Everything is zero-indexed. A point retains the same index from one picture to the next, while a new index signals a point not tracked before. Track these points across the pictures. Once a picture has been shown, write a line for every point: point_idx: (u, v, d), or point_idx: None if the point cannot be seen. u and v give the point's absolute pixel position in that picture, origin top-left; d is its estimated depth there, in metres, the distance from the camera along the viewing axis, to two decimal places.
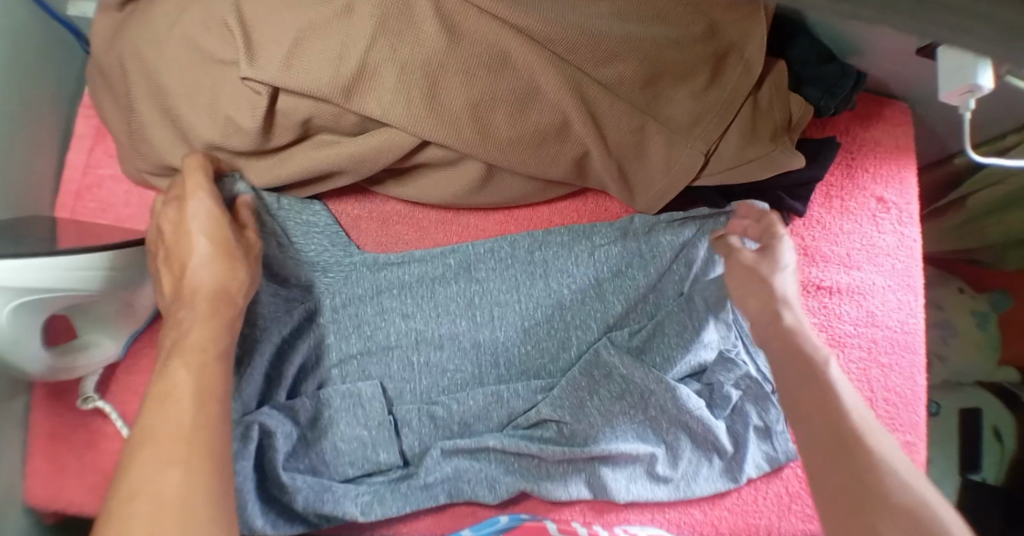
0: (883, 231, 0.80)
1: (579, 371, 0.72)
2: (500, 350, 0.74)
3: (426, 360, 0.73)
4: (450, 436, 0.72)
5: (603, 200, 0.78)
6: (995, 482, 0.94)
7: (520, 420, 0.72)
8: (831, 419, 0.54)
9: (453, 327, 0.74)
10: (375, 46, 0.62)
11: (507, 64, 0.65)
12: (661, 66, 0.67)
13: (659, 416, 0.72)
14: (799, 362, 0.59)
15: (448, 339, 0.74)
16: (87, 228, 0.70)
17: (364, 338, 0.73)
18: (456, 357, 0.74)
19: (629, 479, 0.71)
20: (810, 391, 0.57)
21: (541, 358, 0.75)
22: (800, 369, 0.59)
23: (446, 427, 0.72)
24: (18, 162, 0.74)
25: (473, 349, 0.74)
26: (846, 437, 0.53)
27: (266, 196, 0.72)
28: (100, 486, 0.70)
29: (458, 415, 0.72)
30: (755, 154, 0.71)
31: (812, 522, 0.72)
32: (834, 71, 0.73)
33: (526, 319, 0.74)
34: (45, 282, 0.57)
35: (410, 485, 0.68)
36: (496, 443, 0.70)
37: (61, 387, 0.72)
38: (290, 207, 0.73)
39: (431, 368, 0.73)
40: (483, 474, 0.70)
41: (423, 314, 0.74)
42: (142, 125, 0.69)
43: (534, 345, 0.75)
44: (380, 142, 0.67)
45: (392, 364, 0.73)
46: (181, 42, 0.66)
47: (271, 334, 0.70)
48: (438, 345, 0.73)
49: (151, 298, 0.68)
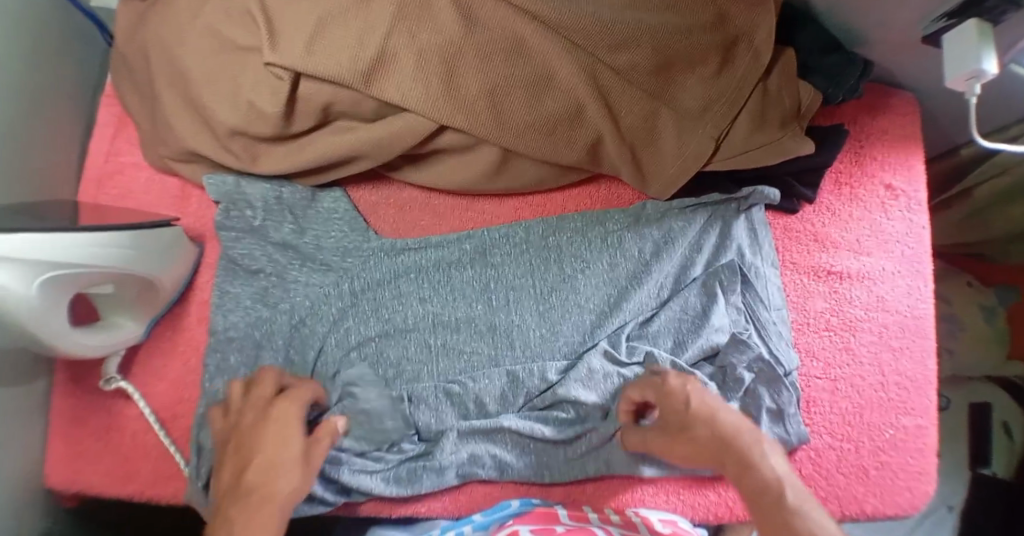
0: (892, 218, 0.81)
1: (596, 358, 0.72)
2: (515, 333, 0.74)
3: (444, 343, 0.74)
4: (466, 416, 0.72)
5: (616, 186, 0.80)
6: (1005, 474, 0.97)
7: (536, 401, 0.73)
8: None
9: (469, 311, 0.75)
10: (394, 33, 0.64)
11: (521, 50, 0.67)
12: (672, 53, 0.68)
13: None
14: (734, 456, 0.59)
15: (466, 322, 0.74)
16: (108, 212, 0.71)
17: (382, 320, 0.74)
18: (474, 340, 0.74)
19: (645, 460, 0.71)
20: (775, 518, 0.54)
21: (556, 341, 0.75)
22: (762, 504, 0.56)
23: (462, 406, 0.72)
24: (47, 150, 0.76)
25: (491, 332, 0.74)
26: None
27: (288, 187, 0.76)
28: (122, 467, 0.71)
29: (475, 394, 0.72)
30: (764, 140, 0.72)
31: (825, 503, 0.73)
32: (838, 61, 0.75)
33: (542, 303, 0.75)
34: (84, 257, 0.59)
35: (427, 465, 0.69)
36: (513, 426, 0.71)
37: (82, 370, 0.74)
38: (301, 196, 0.76)
39: (448, 350, 0.73)
40: (497, 456, 0.71)
41: (441, 299, 0.75)
42: (166, 113, 0.72)
43: (551, 329, 0.75)
44: (398, 128, 0.68)
45: (409, 345, 0.73)
46: (203, 30, 0.68)
47: (289, 312, 0.73)
48: (457, 328, 0.74)
49: (173, 279, 0.71)
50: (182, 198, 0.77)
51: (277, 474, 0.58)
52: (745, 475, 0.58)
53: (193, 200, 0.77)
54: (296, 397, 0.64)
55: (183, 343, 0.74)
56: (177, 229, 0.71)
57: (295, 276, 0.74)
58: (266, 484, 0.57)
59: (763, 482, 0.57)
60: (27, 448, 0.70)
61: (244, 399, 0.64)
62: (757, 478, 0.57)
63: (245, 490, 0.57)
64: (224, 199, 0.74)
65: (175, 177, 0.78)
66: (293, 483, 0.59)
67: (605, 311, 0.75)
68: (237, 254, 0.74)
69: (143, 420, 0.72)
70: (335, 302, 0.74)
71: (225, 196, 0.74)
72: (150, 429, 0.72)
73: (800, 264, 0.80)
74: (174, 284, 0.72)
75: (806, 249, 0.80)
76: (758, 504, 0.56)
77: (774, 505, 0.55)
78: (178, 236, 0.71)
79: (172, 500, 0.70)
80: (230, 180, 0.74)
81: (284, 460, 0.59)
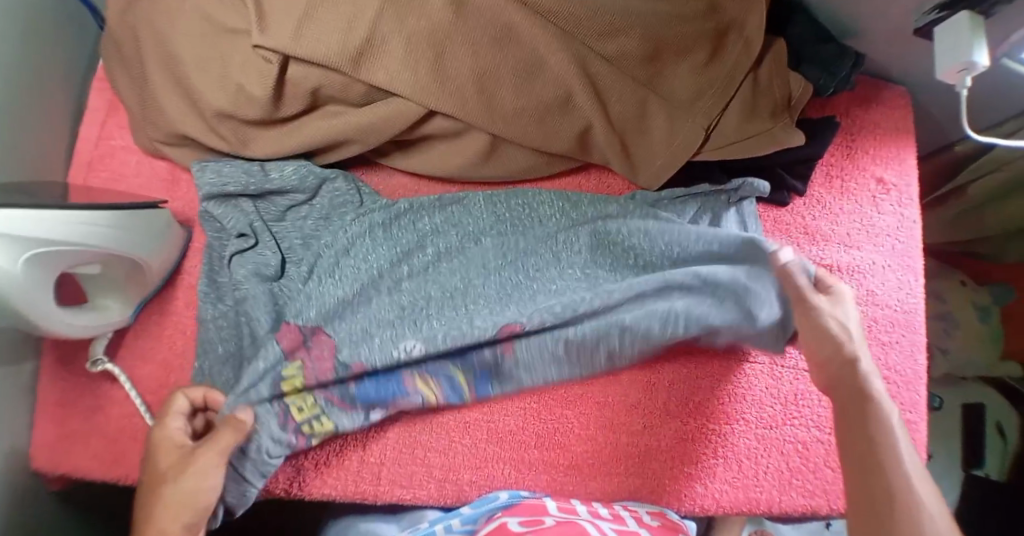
0: (883, 212, 0.81)
1: (568, 285, 0.72)
2: (481, 259, 0.73)
3: (405, 248, 0.74)
4: (419, 322, 0.70)
5: (605, 176, 0.80)
6: (998, 477, 0.96)
7: (490, 299, 0.71)
8: (876, 457, 0.54)
9: (440, 267, 0.73)
10: (383, 17, 0.64)
11: (510, 36, 0.66)
12: (662, 42, 0.69)
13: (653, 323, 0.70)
14: (839, 366, 0.61)
15: (430, 229, 0.75)
16: (99, 194, 0.72)
17: (349, 221, 0.74)
18: (436, 252, 0.74)
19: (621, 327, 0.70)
20: (855, 415, 0.58)
21: (530, 292, 0.72)
22: (848, 406, 0.59)
23: (420, 313, 0.70)
24: (38, 132, 0.76)
25: (451, 247, 0.74)
26: (886, 468, 0.53)
27: None
28: (107, 450, 0.71)
29: (439, 299, 0.71)
30: (755, 130, 0.72)
31: (813, 498, 0.72)
32: (833, 51, 0.74)
33: (517, 263, 0.73)
34: (72, 236, 0.59)
35: (378, 343, 0.68)
36: (466, 323, 0.69)
37: (69, 353, 0.74)
38: None
39: (418, 287, 0.72)
40: (462, 326, 0.69)
41: (414, 205, 0.76)
42: (156, 96, 0.72)
43: (518, 232, 0.75)
44: (388, 112, 0.68)
45: (373, 248, 0.73)
46: (193, 13, 0.69)
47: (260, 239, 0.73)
48: (418, 240, 0.74)
49: (161, 262, 0.71)
50: (171, 181, 0.78)
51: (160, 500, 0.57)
52: (841, 386, 0.61)
53: (181, 184, 0.78)
54: (174, 414, 0.62)
55: (170, 326, 0.74)
56: (166, 212, 0.71)
57: (269, 209, 0.75)
58: (166, 496, 0.57)
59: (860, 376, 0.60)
60: (13, 430, 0.71)
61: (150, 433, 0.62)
62: (853, 391, 0.59)
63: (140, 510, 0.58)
64: (205, 183, 0.73)
65: (165, 161, 0.78)
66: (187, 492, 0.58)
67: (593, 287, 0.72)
68: (222, 223, 0.74)
69: (130, 404, 0.72)
70: (310, 215, 0.75)
71: (204, 176, 0.73)
72: (136, 413, 0.72)
73: None
74: (162, 268, 0.72)
75: (796, 242, 0.80)
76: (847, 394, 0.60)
77: (859, 411, 0.58)
78: (169, 221, 0.72)
79: None
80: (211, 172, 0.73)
81: (183, 467, 0.58)
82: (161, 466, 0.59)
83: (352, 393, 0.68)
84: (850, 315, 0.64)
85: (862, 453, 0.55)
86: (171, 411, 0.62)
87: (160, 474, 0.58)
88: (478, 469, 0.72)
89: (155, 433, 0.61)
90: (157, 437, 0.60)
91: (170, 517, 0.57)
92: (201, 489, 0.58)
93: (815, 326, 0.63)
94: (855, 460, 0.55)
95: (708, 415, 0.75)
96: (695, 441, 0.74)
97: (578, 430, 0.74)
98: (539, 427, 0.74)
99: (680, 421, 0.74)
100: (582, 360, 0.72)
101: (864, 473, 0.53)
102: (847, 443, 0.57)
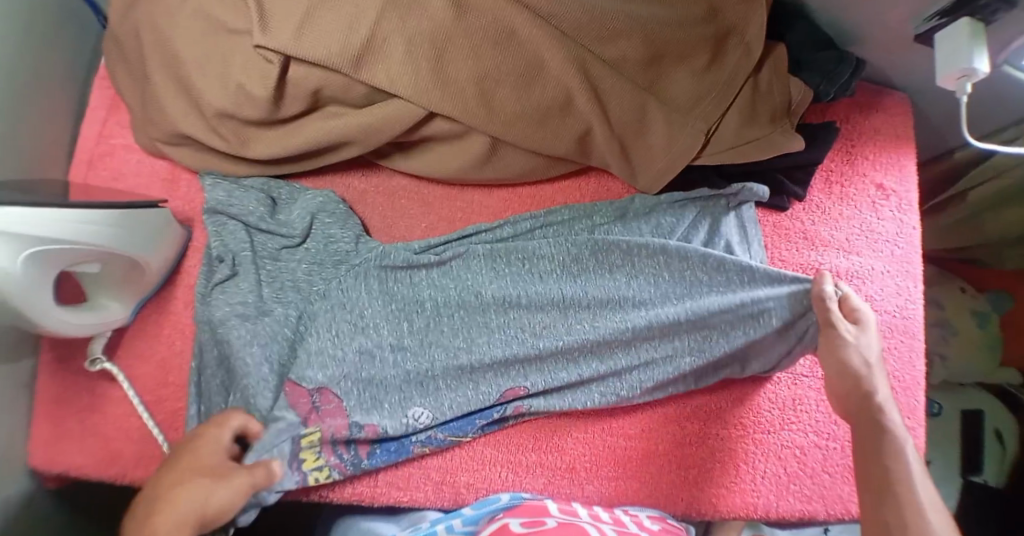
0: (882, 218, 0.81)
1: (574, 342, 0.71)
2: (482, 313, 0.73)
3: (401, 305, 0.72)
4: (425, 384, 0.71)
5: (605, 179, 0.80)
6: (996, 484, 0.94)
7: (495, 359, 0.71)
8: (887, 479, 0.58)
9: (439, 327, 0.72)
10: (385, 18, 0.64)
11: (512, 38, 0.67)
12: (663, 45, 0.69)
13: (655, 363, 0.72)
14: (851, 385, 0.65)
15: (426, 284, 0.74)
16: (99, 191, 0.72)
17: (344, 274, 0.73)
18: (434, 307, 0.73)
19: (625, 371, 0.73)
20: (868, 427, 0.62)
21: (536, 353, 0.71)
22: (862, 419, 0.63)
23: (425, 377, 0.71)
24: (39, 130, 0.76)
25: (449, 301, 0.73)
26: (896, 490, 0.57)
27: (280, 189, 0.77)
28: (103, 449, 0.71)
29: (446, 364, 0.71)
30: (754, 135, 0.72)
31: (809, 503, 0.72)
32: (830, 57, 0.74)
33: (522, 313, 0.73)
34: (70, 234, 0.59)
35: (387, 409, 0.70)
36: (471, 388, 0.71)
37: (67, 351, 0.74)
38: (277, 190, 0.77)
39: (421, 348, 0.71)
40: (470, 394, 0.71)
41: (408, 261, 0.73)
42: (157, 95, 0.72)
43: (522, 287, 0.73)
44: (387, 113, 0.69)
45: (369, 303, 0.72)
46: (196, 13, 0.69)
47: (243, 276, 0.72)
48: (415, 298, 0.73)
49: (160, 261, 0.71)
50: (172, 181, 0.78)
51: (171, 493, 0.56)
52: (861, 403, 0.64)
53: (182, 184, 0.78)
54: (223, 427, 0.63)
55: (168, 325, 0.74)
56: (164, 212, 0.71)
57: (265, 245, 0.74)
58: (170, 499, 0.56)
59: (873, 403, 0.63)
60: (10, 427, 0.71)
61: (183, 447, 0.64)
62: (866, 402, 0.64)
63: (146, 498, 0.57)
64: (214, 199, 0.74)
65: (165, 160, 0.78)
66: (195, 497, 0.56)
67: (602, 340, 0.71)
68: (209, 243, 0.74)
69: (127, 403, 0.72)
70: (304, 260, 0.73)
71: (215, 193, 0.75)
72: (133, 413, 0.72)
73: (790, 262, 0.79)
74: (161, 267, 0.72)
75: (796, 247, 0.80)
76: (864, 424, 0.63)
77: (874, 424, 0.62)
78: (168, 219, 0.72)
79: None
80: (221, 188, 0.75)
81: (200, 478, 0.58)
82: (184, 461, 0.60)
83: (364, 465, 0.69)
84: (873, 346, 0.67)
85: (874, 477, 0.59)
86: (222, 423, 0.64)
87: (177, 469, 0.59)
88: (475, 472, 0.72)
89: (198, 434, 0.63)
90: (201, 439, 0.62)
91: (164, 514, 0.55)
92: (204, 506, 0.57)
93: (838, 356, 0.66)
94: (869, 483, 0.59)
95: (705, 419, 0.74)
96: (693, 445, 0.74)
97: (576, 433, 0.74)
98: (537, 433, 0.74)
99: (678, 425, 0.74)
100: (591, 400, 0.73)
101: (878, 485, 0.58)
102: (862, 457, 0.61)
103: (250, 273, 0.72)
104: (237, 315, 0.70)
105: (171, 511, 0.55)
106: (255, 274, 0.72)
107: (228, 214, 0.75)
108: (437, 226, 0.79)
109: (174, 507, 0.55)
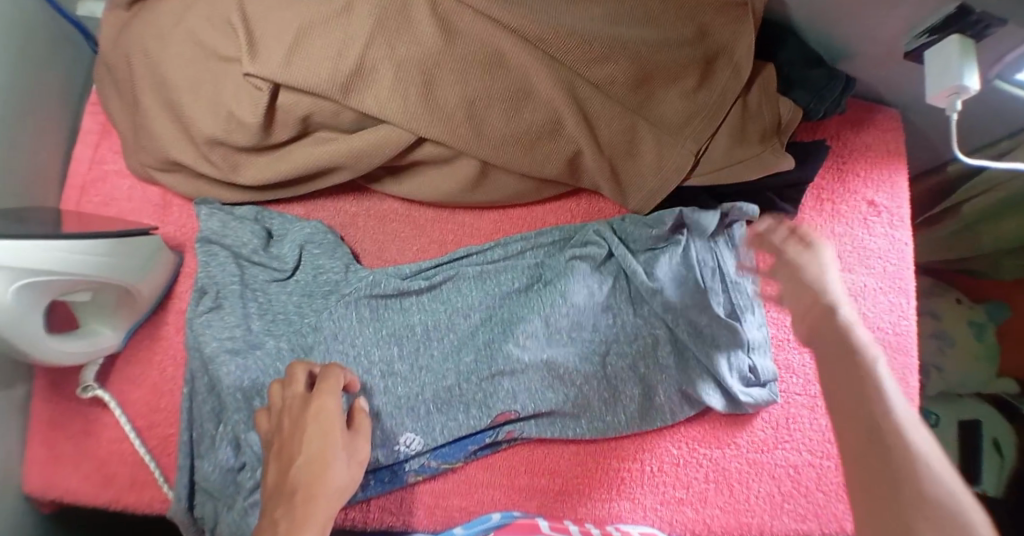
0: (874, 235, 0.81)
1: (558, 364, 0.72)
2: (468, 336, 0.73)
3: (391, 331, 0.73)
4: (414, 410, 0.71)
5: (596, 200, 0.80)
6: (995, 494, 0.92)
7: (480, 382, 0.71)
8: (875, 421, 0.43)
9: (428, 350, 0.72)
10: (374, 45, 0.65)
11: (500, 63, 0.67)
12: (652, 67, 0.68)
13: (633, 383, 0.72)
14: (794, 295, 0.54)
15: (415, 309, 0.74)
16: (89, 217, 0.72)
17: (334, 304, 0.73)
18: (423, 332, 0.73)
19: (610, 390, 0.72)
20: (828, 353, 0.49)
21: (521, 375, 0.72)
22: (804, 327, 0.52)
23: (412, 402, 0.71)
24: (31, 156, 0.76)
25: (438, 325, 0.73)
26: (888, 437, 0.42)
27: (273, 217, 0.77)
28: (97, 474, 0.71)
29: (435, 389, 0.71)
30: (743, 155, 0.72)
31: (805, 521, 0.72)
32: (821, 75, 0.73)
33: (506, 333, 0.73)
34: (61, 265, 0.60)
35: (379, 439, 0.70)
36: (462, 412, 0.71)
37: (60, 376, 0.74)
38: (268, 217, 0.77)
39: (410, 372, 0.71)
40: (457, 417, 0.71)
41: (398, 287, 0.73)
42: (148, 121, 0.73)
43: (508, 310, 0.74)
44: (378, 138, 0.69)
45: (359, 331, 0.72)
46: (186, 40, 0.70)
47: (230, 307, 0.72)
48: (404, 323, 0.73)
49: (152, 287, 0.72)
50: (163, 207, 0.78)
51: (320, 465, 0.55)
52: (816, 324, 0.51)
53: (174, 209, 0.78)
54: (327, 390, 0.59)
55: (160, 351, 0.74)
56: (156, 239, 0.71)
57: (255, 277, 0.74)
58: (322, 476, 0.54)
59: (849, 345, 0.48)
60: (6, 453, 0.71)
61: (277, 397, 0.61)
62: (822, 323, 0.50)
63: (290, 488, 0.53)
64: (208, 228, 0.74)
65: (157, 185, 0.79)
66: (344, 478, 0.56)
67: (584, 361, 0.72)
68: (201, 272, 0.73)
69: (120, 428, 0.72)
70: (294, 291, 0.74)
71: (210, 222, 0.75)
72: (126, 438, 0.72)
73: None
74: (153, 292, 0.72)
75: None
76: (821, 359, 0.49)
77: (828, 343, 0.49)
78: (159, 246, 0.72)
79: (147, 508, 0.71)
80: (213, 214, 0.75)
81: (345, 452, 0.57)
82: (314, 424, 0.57)
83: (357, 497, 0.71)
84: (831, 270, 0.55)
85: (863, 435, 0.43)
86: (327, 390, 0.59)
87: (314, 439, 0.56)
88: (468, 495, 0.73)
89: (310, 406, 0.58)
90: (316, 410, 0.57)
91: (316, 500, 0.53)
92: (345, 483, 0.56)
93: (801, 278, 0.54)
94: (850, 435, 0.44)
95: (699, 438, 0.74)
96: (686, 466, 0.74)
97: (569, 455, 0.74)
98: (529, 455, 0.74)
99: (670, 445, 0.74)
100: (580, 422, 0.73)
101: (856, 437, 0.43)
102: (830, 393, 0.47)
103: (239, 303, 0.72)
104: (227, 347, 0.70)
105: (328, 495, 0.54)
106: (242, 304, 0.72)
107: (221, 244, 0.75)
108: (428, 248, 0.79)
109: (327, 497, 0.53)
